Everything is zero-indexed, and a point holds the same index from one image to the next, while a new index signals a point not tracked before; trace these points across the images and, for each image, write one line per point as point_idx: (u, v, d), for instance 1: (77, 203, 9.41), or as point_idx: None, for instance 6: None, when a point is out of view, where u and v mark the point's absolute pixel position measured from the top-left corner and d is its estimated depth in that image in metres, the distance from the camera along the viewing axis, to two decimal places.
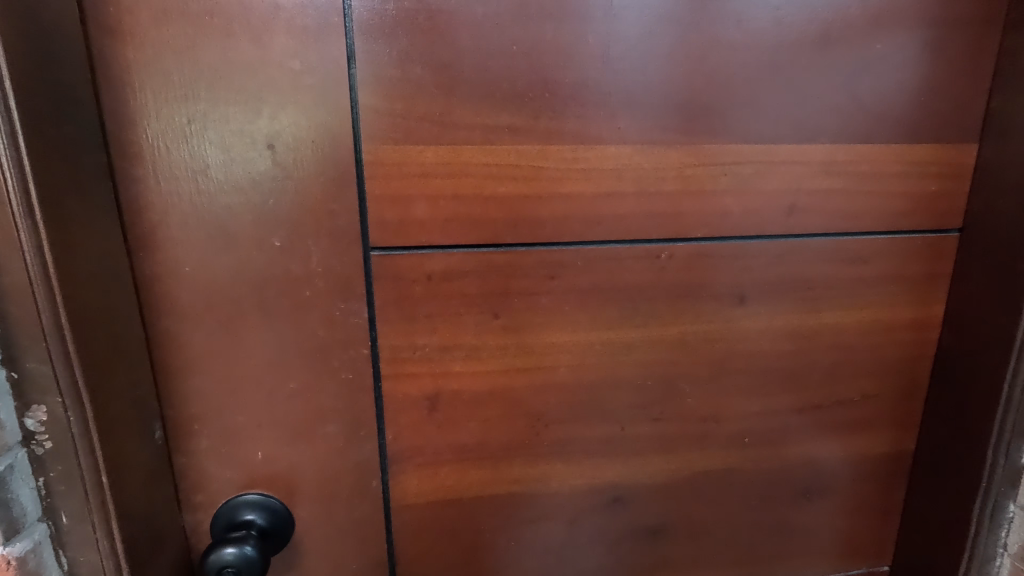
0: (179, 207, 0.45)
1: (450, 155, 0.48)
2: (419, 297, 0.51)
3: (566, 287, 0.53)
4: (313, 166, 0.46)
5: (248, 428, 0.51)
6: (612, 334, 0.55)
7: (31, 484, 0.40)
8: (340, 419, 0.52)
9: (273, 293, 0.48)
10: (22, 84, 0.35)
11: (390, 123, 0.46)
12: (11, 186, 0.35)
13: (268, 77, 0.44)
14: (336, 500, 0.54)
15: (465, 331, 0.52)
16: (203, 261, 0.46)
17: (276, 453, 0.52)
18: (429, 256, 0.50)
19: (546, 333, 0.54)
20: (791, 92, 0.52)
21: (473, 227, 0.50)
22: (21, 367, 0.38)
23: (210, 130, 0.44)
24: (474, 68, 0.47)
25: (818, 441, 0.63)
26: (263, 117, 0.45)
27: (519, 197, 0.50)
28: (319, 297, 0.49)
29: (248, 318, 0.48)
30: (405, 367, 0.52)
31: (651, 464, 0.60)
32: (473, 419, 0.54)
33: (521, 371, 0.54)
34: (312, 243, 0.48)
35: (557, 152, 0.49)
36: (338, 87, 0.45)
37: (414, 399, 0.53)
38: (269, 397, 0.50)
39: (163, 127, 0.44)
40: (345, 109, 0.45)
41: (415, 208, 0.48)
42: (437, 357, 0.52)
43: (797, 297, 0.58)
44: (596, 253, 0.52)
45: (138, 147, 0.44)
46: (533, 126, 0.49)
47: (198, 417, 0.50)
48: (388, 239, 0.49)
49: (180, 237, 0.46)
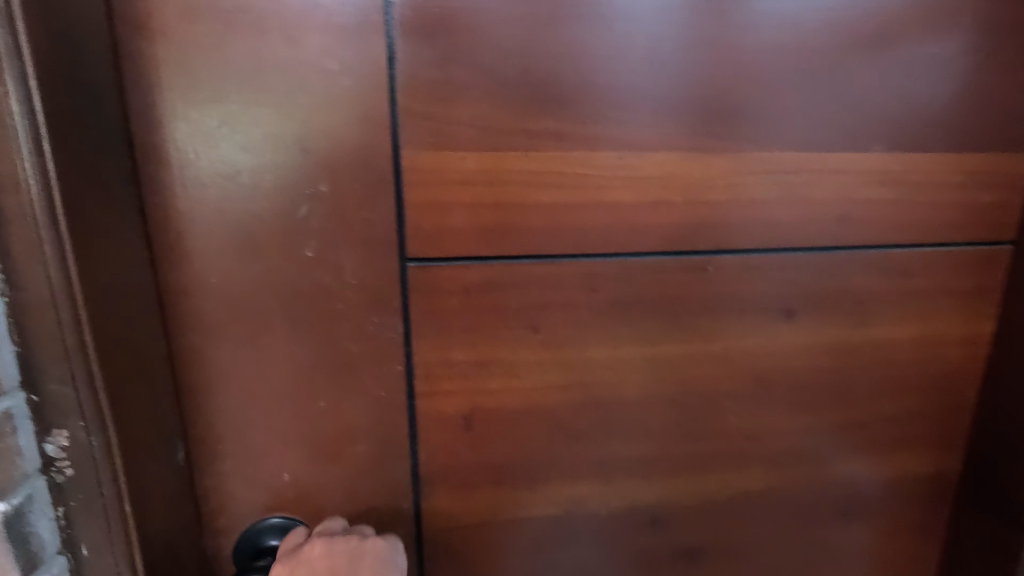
0: (206, 216, 0.43)
1: (491, 161, 0.45)
2: (455, 310, 0.48)
3: (608, 300, 0.50)
4: (348, 172, 0.43)
5: (274, 448, 0.48)
6: (654, 349, 0.52)
7: (50, 515, 0.37)
8: (371, 439, 0.49)
9: (303, 306, 0.45)
10: (48, 86, 0.33)
11: (430, 127, 0.44)
12: (34, 192, 0.32)
13: (303, 79, 0.41)
14: (365, 523, 0.51)
15: (502, 345, 0.50)
16: (231, 273, 0.44)
17: (302, 475, 0.49)
18: (467, 267, 0.47)
19: (586, 348, 0.51)
20: (844, 98, 0.50)
21: (514, 237, 0.47)
22: (42, 389, 0.35)
23: (240, 133, 0.42)
24: (517, 70, 0.44)
25: (861, 459, 0.61)
26: (296, 120, 0.42)
27: (562, 206, 0.47)
28: (352, 310, 0.46)
29: (276, 333, 0.46)
30: (440, 384, 0.49)
31: (690, 484, 0.57)
32: (508, 437, 0.52)
33: (558, 388, 0.52)
34: (345, 254, 0.45)
35: (601, 160, 0.47)
36: (376, 90, 0.42)
37: (448, 416, 0.50)
38: (297, 415, 0.48)
39: (190, 129, 0.41)
40: (382, 112, 0.43)
41: (454, 216, 0.46)
42: (473, 373, 0.50)
43: (845, 310, 0.55)
44: (640, 265, 0.50)
45: (163, 153, 0.41)
46: (578, 131, 0.46)
47: (222, 436, 0.47)
48: (425, 249, 0.46)
49: (206, 247, 0.43)
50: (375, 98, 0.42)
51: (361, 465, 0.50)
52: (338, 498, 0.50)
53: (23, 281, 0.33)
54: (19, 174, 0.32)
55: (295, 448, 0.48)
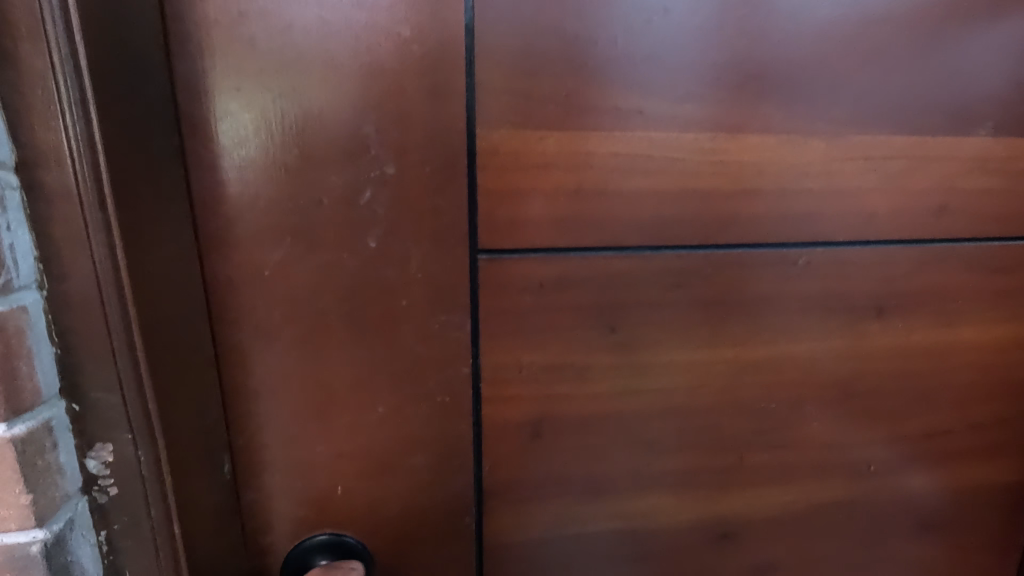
0: (260, 201, 0.38)
1: (573, 142, 0.41)
2: (527, 308, 0.44)
3: (691, 297, 0.46)
4: (418, 152, 0.39)
5: (327, 459, 0.43)
6: (736, 352, 0.48)
7: (91, 541, 0.33)
8: (432, 449, 0.45)
9: (364, 303, 0.41)
10: (94, 47, 0.28)
11: (508, 104, 0.39)
12: (81, 169, 0.28)
13: (370, 46, 0.37)
14: (423, 540, 0.47)
15: (577, 346, 0.45)
16: (285, 265, 0.39)
17: (356, 488, 0.44)
18: (543, 260, 0.43)
19: (665, 349, 0.47)
20: (951, 76, 0.45)
21: (594, 227, 0.43)
22: (84, 397, 0.31)
23: (300, 108, 0.37)
24: (604, 41, 0.40)
25: (944, 470, 0.57)
26: (362, 94, 0.37)
27: (647, 194, 0.43)
28: (417, 306, 0.42)
29: (334, 332, 0.41)
30: (509, 388, 0.45)
31: (766, 496, 0.53)
32: (579, 447, 0.48)
33: (634, 393, 0.47)
34: (412, 245, 0.40)
35: (690, 142, 0.43)
36: (450, 60, 0.38)
37: (515, 424, 0.46)
38: (353, 423, 0.43)
39: (245, 102, 0.36)
40: (458, 87, 0.38)
41: (530, 204, 0.41)
42: (544, 376, 0.45)
43: (939, 309, 0.51)
44: (727, 259, 0.46)
45: (213, 130, 0.37)
46: (668, 111, 0.42)
47: (271, 446, 0.42)
48: (499, 239, 0.42)
49: (260, 236, 0.38)
50: (449, 69, 0.38)
51: (421, 476, 0.45)
52: (395, 513, 0.46)
53: (64, 275, 0.30)
54: (61, 149, 0.28)
55: (351, 458, 0.44)
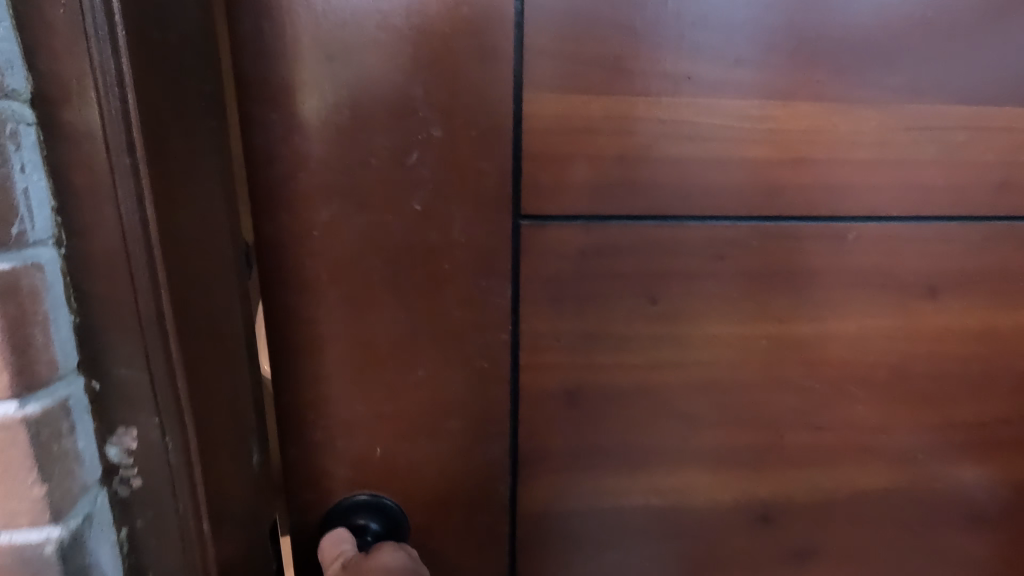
0: (310, 161, 0.39)
1: (619, 107, 0.41)
2: (568, 275, 0.43)
3: (734, 269, 0.45)
4: (462, 115, 0.39)
5: (367, 418, 0.44)
6: (779, 327, 0.47)
7: (113, 537, 0.34)
8: (469, 414, 0.45)
9: (407, 265, 0.41)
10: (136, 43, 0.29)
11: (555, 67, 0.39)
12: (122, 167, 0.29)
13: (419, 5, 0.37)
14: (458, 505, 0.47)
15: (616, 315, 0.45)
16: (331, 227, 0.40)
17: (394, 450, 0.45)
18: (585, 227, 0.42)
19: (706, 322, 0.46)
20: (1019, 44, 0.43)
21: (637, 195, 0.42)
22: (110, 387, 0.32)
23: (351, 67, 0.37)
24: (654, 3, 0.39)
25: (997, 461, 0.54)
26: (412, 55, 0.38)
27: (692, 162, 0.42)
28: (456, 271, 0.42)
29: (377, 293, 0.42)
30: (546, 356, 0.45)
31: (806, 479, 0.52)
32: (615, 419, 0.47)
33: (673, 366, 0.47)
34: (455, 208, 0.41)
35: (739, 108, 0.42)
36: (498, 22, 0.38)
37: (552, 393, 0.46)
38: (393, 386, 0.44)
39: (298, 62, 0.37)
40: (506, 48, 0.38)
41: (574, 169, 0.41)
42: (582, 345, 0.45)
43: (996, 290, 0.49)
44: (773, 231, 0.45)
45: (267, 88, 0.37)
46: (717, 76, 0.41)
47: (314, 404, 0.43)
48: (540, 205, 0.42)
49: (309, 196, 0.39)
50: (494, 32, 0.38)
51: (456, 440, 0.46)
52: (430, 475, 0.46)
53: (85, 230, 0.30)
54: (93, 120, 0.28)
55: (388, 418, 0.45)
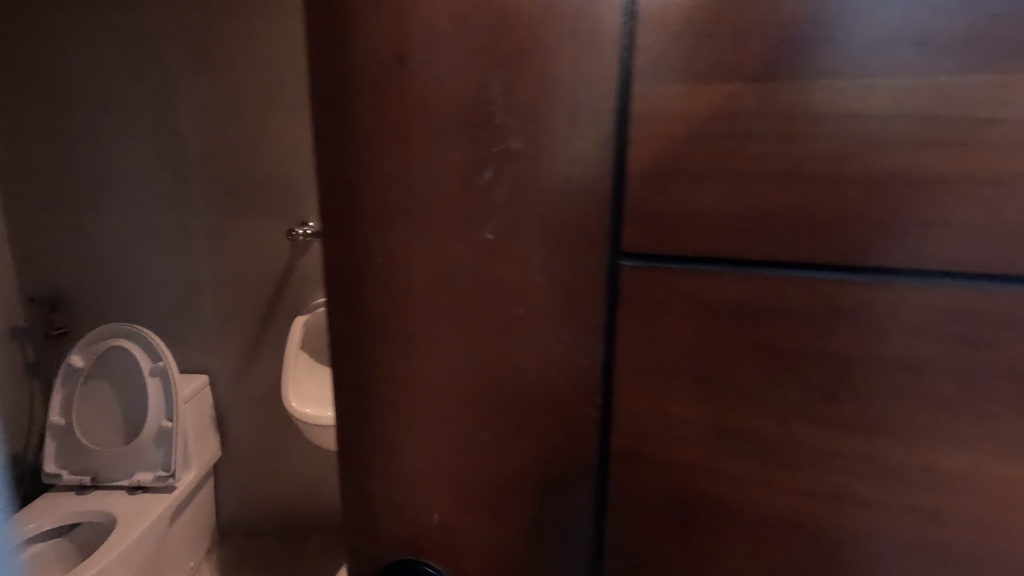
0: (411, 192, 0.41)
1: (752, 137, 0.34)
2: (675, 327, 0.38)
3: (913, 348, 0.34)
4: (562, 147, 0.38)
5: (452, 446, 0.44)
6: (984, 433, 0.34)
7: None
8: (549, 461, 0.42)
9: (494, 297, 0.41)
10: None
11: (673, 93, 0.35)
12: None
13: (525, 40, 0.37)
14: (529, 558, 0.44)
15: (736, 375, 0.37)
16: (431, 255, 0.41)
17: (467, 485, 0.44)
18: (699, 275, 0.37)
19: (866, 409, 0.36)
20: None
21: (770, 243, 0.35)
22: None
23: (456, 104, 0.39)
24: (793, 9, 0.33)
25: None
26: (516, 90, 0.38)
27: (853, 204, 0.34)
28: (550, 307, 0.40)
29: (462, 321, 0.42)
30: (646, 412, 0.40)
31: None
32: (729, 505, 0.39)
33: (814, 450, 0.37)
34: (549, 243, 0.39)
35: (922, 138, 0.32)
36: (601, 50, 0.36)
37: (649, 459, 0.40)
38: (471, 418, 0.43)
39: (407, 100, 0.40)
40: (613, 79, 0.36)
41: (689, 209, 0.36)
42: (687, 410, 0.39)
43: None
44: (977, 302, 0.33)
45: (379, 126, 0.40)
46: (894, 93, 0.32)
47: (396, 423, 0.45)
48: (646, 245, 0.37)
49: (408, 225, 0.42)
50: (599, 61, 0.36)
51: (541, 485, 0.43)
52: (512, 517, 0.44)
53: None
54: None
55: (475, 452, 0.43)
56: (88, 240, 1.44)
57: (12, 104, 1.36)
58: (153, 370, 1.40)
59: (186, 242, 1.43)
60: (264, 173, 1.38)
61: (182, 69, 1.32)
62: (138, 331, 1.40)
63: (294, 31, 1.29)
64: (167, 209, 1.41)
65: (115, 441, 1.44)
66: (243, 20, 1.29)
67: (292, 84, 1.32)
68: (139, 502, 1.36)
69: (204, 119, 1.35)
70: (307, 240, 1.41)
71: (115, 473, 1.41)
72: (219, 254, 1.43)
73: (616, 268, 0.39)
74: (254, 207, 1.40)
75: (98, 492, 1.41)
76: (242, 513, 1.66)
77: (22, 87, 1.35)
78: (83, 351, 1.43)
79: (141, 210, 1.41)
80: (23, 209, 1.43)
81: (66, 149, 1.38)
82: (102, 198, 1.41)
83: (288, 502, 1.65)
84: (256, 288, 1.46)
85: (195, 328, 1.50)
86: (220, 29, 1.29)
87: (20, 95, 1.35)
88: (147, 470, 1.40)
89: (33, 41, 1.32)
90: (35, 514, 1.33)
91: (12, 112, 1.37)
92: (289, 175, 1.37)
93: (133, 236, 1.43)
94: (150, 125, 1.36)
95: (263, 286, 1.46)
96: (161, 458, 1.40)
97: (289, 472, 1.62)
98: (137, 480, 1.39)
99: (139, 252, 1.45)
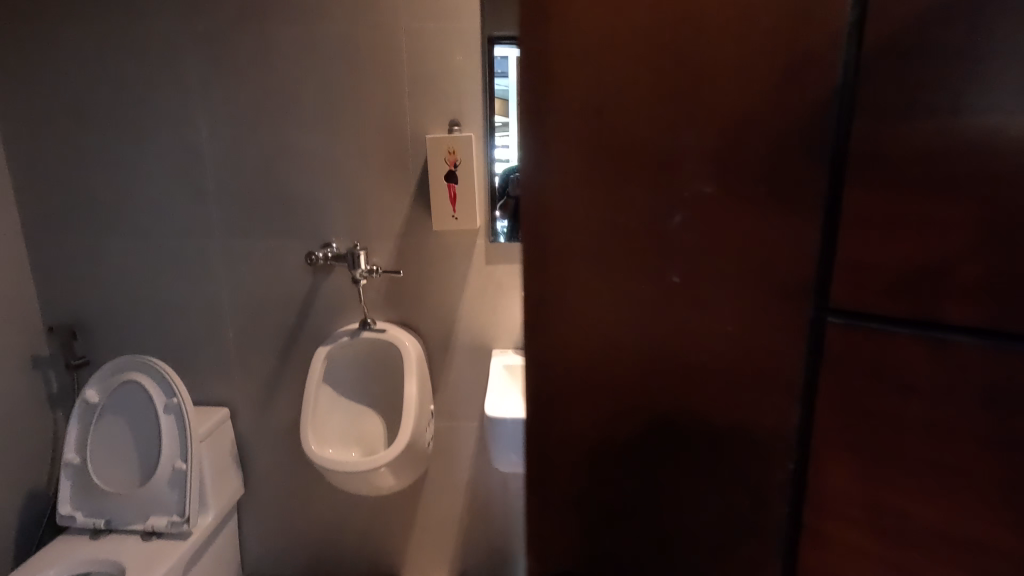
0: (572, 233, 0.39)
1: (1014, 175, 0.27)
2: (884, 398, 0.32)
3: None
4: (750, 194, 0.34)
5: (614, 494, 0.42)
6: None
7: None
8: (714, 524, 0.39)
9: (661, 347, 0.38)
10: None
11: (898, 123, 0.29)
12: None
13: (720, 73, 0.33)
14: None
15: (971, 469, 0.30)
16: (594, 294, 0.39)
17: (620, 538, 0.43)
18: (921, 342, 0.31)
19: None
20: None
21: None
22: None
23: (631, 144, 0.36)
24: None
25: None
26: (699, 129, 0.34)
27: None
28: (729, 363, 0.37)
29: (623, 369, 0.39)
30: (841, 493, 0.34)
31: None
32: None
33: None
34: (726, 292, 0.36)
35: None
36: (805, 67, 0.32)
37: (836, 543, 0.35)
38: (627, 470, 0.41)
39: (573, 137, 0.38)
40: (819, 110, 0.32)
41: (912, 261, 0.30)
42: (894, 498, 0.33)
43: None
44: None
45: (543, 163, 0.39)
46: None
47: (546, 467, 0.44)
48: (867, 301, 0.32)
49: (566, 265, 0.40)
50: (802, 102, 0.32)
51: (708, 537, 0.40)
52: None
53: None
54: None
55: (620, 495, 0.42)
56: (102, 268, 1.36)
57: (21, 127, 1.28)
58: (167, 406, 1.27)
59: (204, 268, 1.35)
60: (285, 195, 1.30)
61: (200, 87, 1.25)
62: (152, 363, 1.27)
63: (318, 46, 1.22)
64: (184, 234, 1.33)
65: (129, 482, 1.29)
66: (264, 35, 1.22)
67: (316, 101, 1.25)
68: (150, 550, 1.24)
69: (223, 139, 1.28)
70: (329, 266, 1.34)
71: (128, 517, 1.27)
72: (238, 280, 1.35)
73: (817, 319, 0.34)
74: (276, 231, 1.32)
75: (111, 537, 1.28)
76: (261, 556, 1.55)
77: (31, 108, 1.27)
78: (98, 385, 1.30)
79: (156, 236, 1.33)
80: (34, 236, 1.34)
81: (78, 172, 1.30)
82: (115, 223, 1.33)
83: (309, 544, 1.53)
84: (276, 316, 1.38)
85: (212, 359, 1.41)
86: (241, 44, 1.23)
87: (30, 117, 1.28)
88: (163, 513, 1.27)
89: (42, 59, 1.25)
90: (41, 564, 1.20)
91: (21, 135, 1.29)
92: (312, 197, 1.30)
93: (148, 263, 1.35)
94: (166, 145, 1.28)
95: (284, 314, 1.37)
96: (177, 501, 1.26)
97: (309, 512, 1.51)
98: (151, 525, 1.26)
99: (155, 280, 1.36)
